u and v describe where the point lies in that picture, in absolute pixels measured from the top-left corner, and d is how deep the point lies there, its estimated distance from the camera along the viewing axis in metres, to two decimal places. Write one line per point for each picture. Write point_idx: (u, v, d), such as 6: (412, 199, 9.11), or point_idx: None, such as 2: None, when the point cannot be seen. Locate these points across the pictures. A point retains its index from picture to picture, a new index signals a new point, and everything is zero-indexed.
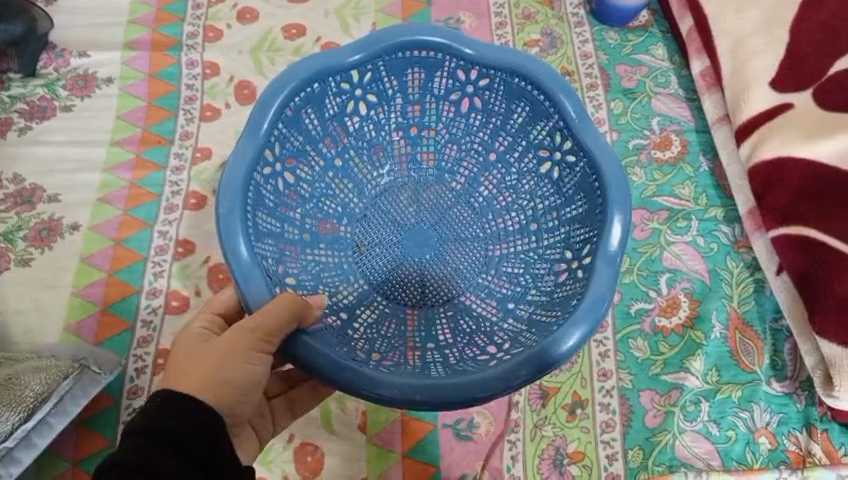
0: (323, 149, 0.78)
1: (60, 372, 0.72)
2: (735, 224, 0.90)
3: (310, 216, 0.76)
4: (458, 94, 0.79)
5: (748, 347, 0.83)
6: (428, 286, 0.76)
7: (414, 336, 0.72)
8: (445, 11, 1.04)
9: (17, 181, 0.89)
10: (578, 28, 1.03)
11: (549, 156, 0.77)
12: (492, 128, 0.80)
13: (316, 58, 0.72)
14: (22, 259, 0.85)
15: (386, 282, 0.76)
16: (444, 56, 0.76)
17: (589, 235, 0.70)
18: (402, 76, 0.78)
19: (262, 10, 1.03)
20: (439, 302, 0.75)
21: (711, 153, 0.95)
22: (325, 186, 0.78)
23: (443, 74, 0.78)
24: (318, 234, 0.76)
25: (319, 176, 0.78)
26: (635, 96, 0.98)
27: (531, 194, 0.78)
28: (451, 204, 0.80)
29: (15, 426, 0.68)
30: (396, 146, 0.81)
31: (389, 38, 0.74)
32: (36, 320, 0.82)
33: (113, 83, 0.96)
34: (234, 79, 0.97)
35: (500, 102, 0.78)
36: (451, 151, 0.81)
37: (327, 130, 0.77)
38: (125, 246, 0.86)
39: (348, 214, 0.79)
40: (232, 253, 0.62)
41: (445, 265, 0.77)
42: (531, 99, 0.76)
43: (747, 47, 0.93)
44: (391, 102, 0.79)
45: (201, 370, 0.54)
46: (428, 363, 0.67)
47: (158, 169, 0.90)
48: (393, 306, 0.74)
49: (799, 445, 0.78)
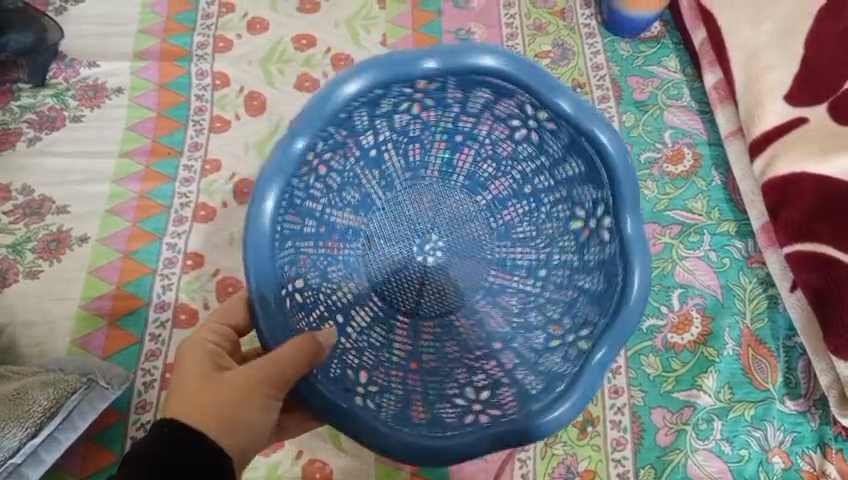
0: (363, 142, 0.75)
1: (69, 387, 0.71)
2: (748, 239, 0.89)
3: (332, 207, 0.77)
4: (518, 123, 0.73)
5: (762, 365, 0.81)
6: (423, 295, 0.80)
7: (400, 347, 0.76)
8: (456, 21, 1.03)
9: (26, 193, 0.89)
10: (590, 39, 1.02)
11: (584, 222, 0.74)
12: (536, 163, 0.77)
13: (388, 62, 0.64)
14: (30, 271, 0.84)
15: (386, 283, 0.80)
16: (517, 89, 0.68)
17: (593, 317, 0.70)
18: (467, 93, 0.70)
19: (273, 20, 1.02)
20: (431, 315, 0.79)
21: (724, 166, 0.93)
22: (354, 176, 0.78)
23: (511, 101, 0.70)
24: (336, 225, 0.77)
25: (351, 166, 0.77)
26: (647, 109, 0.97)
27: (551, 242, 0.78)
28: (470, 218, 0.82)
29: (23, 442, 0.68)
30: (434, 147, 0.80)
31: (472, 61, 0.65)
32: (44, 333, 0.81)
33: (122, 94, 0.95)
34: (244, 90, 0.97)
35: (555, 147, 0.73)
36: (488, 167, 0.80)
37: (373, 125, 0.74)
38: (133, 258, 0.85)
39: (365, 204, 0.80)
40: (253, 215, 0.63)
41: (446, 275, 0.81)
42: (588, 162, 0.70)
43: (762, 60, 0.92)
44: (446, 108, 0.74)
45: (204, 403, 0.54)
46: (408, 374, 0.73)
47: (167, 181, 0.90)
48: (386, 309, 0.78)
49: (813, 465, 0.77)
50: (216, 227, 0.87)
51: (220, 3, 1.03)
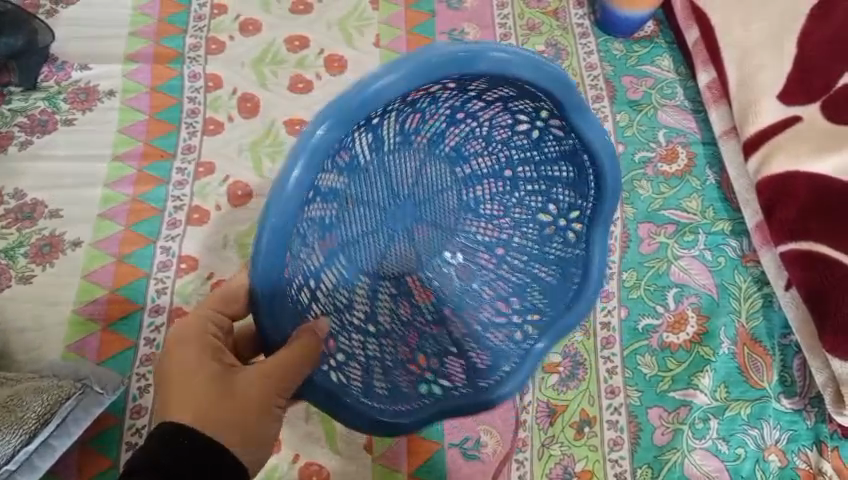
0: (369, 118, 0.58)
1: (63, 393, 0.71)
2: (743, 238, 0.89)
3: (323, 176, 0.58)
4: (525, 126, 0.68)
5: (757, 363, 0.81)
6: (386, 264, 0.72)
7: (359, 311, 0.69)
8: (449, 22, 1.03)
9: (18, 197, 0.88)
10: (583, 39, 1.02)
11: (551, 220, 0.74)
12: (526, 155, 0.71)
13: (453, 60, 0.54)
14: (23, 276, 0.84)
15: (353, 245, 0.67)
16: (547, 104, 0.63)
17: (542, 309, 0.76)
18: (496, 87, 0.62)
19: (266, 22, 1.02)
20: (390, 280, 0.73)
21: (718, 165, 0.94)
22: (351, 140, 0.59)
23: (536, 104, 0.64)
24: (321, 191, 0.59)
25: (352, 136, 0.58)
26: (640, 108, 0.97)
27: (514, 225, 0.75)
28: (445, 188, 0.72)
29: (17, 449, 0.67)
30: (434, 110, 0.64)
31: (539, 77, 0.58)
32: (38, 338, 0.81)
33: (114, 96, 0.95)
34: (237, 92, 0.96)
35: (551, 150, 0.70)
36: (474, 145, 0.70)
37: (392, 106, 0.59)
38: (127, 262, 0.85)
39: (353, 165, 0.62)
40: (276, 187, 0.53)
41: (410, 244, 0.74)
42: (578, 174, 0.71)
43: (755, 60, 0.93)
44: (464, 93, 0.63)
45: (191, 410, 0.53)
46: (366, 340, 0.69)
47: (161, 184, 0.89)
48: (353, 273, 0.68)
49: (809, 463, 0.77)
50: (210, 230, 0.87)
51: (212, 5, 1.03)
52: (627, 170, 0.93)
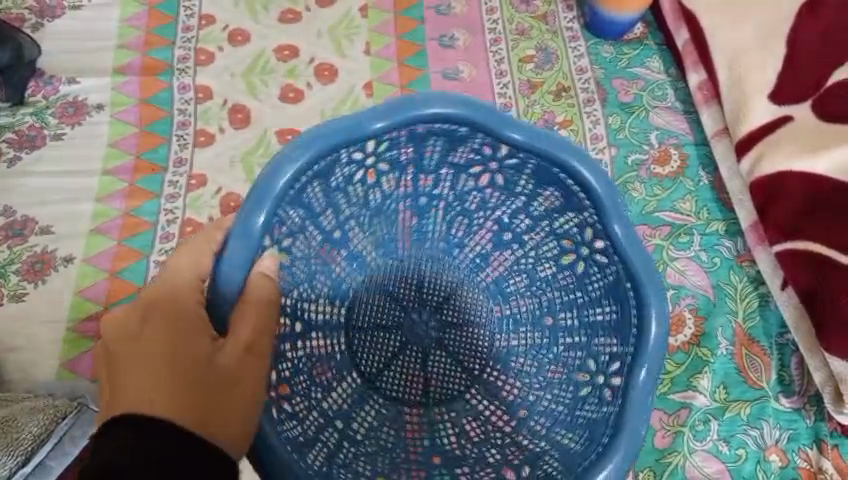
0: (517, 304, 0.82)
1: (59, 412, 0.70)
2: (737, 238, 0.89)
3: (525, 351, 0.80)
4: (480, 169, 0.76)
5: (755, 363, 0.82)
6: (433, 383, 0.80)
7: (408, 375, 0.80)
8: (439, 28, 1.03)
9: (8, 214, 0.87)
10: (573, 43, 1.02)
11: (575, 247, 0.76)
12: (507, 208, 0.79)
13: (500, 123, 0.69)
14: (15, 294, 0.83)
15: (450, 348, 0.81)
16: (535, 191, 0.76)
17: (475, 352, 0.81)
18: (538, 191, 0.75)
19: (255, 31, 1.01)
20: (444, 360, 0.81)
21: (711, 166, 0.94)
22: (512, 320, 0.81)
23: (536, 202, 0.77)
24: (514, 349, 0.80)
25: (527, 308, 0.81)
26: (632, 110, 0.97)
27: (462, 245, 0.83)
28: (466, 287, 0.83)
29: (12, 472, 0.65)
30: (544, 268, 0.80)
31: (561, 151, 0.69)
32: (31, 357, 0.80)
33: (103, 110, 0.94)
34: (227, 103, 0.96)
35: (525, 183, 0.76)
36: (517, 280, 0.82)
37: (540, 297, 0.80)
38: (120, 277, 0.84)
39: (509, 320, 0.81)
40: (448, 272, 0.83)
41: (443, 356, 0.81)
42: (562, 187, 0.73)
43: (746, 59, 0.93)
44: (523, 240, 0.80)
45: (171, 398, 0.52)
46: (425, 368, 0.80)
47: (152, 198, 0.89)
48: (422, 357, 0.81)
49: (810, 462, 0.77)
50: None
51: (200, 16, 1.02)
52: (620, 172, 0.93)
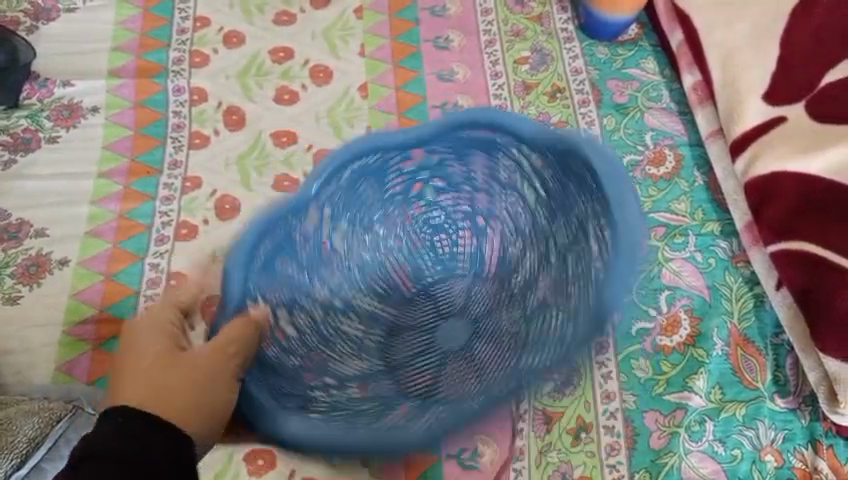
0: (530, 276, 0.86)
1: (54, 415, 0.69)
2: (733, 238, 0.88)
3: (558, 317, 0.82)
4: (419, 186, 0.88)
5: (751, 363, 0.81)
6: (482, 365, 0.83)
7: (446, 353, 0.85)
8: (434, 30, 1.03)
9: (3, 217, 0.87)
10: (568, 44, 1.02)
11: (532, 193, 0.86)
12: (467, 208, 0.90)
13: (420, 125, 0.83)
14: (9, 297, 0.83)
15: (484, 328, 0.87)
16: (474, 174, 0.88)
17: (507, 338, 0.84)
18: (471, 165, 0.87)
19: (250, 33, 1.02)
20: (485, 344, 0.85)
21: (705, 166, 0.93)
22: (532, 301, 0.85)
23: (484, 173, 0.87)
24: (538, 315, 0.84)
25: (533, 282, 0.86)
26: (627, 111, 0.97)
27: (453, 253, 0.91)
28: (478, 281, 0.90)
29: (6, 474, 0.65)
30: (523, 221, 0.88)
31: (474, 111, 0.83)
32: (26, 360, 0.80)
33: (98, 113, 0.94)
34: (222, 105, 0.96)
35: (459, 170, 0.87)
36: (514, 248, 0.89)
37: (545, 260, 0.85)
38: (115, 280, 0.84)
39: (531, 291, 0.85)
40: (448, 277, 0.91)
41: (479, 342, 0.86)
42: (486, 147, 0.85)
43: (740, 59, 0.94)
44: (498, 215, 0.89)
45: (148, 396, 0.61)
46: (467, 351, 0.85)
47: (148, 200, 0.89)
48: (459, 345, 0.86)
49: (805, 462, 0.77)
50: (198, 245, 0.86)
51: (195, 18, 1.02)
52: None
